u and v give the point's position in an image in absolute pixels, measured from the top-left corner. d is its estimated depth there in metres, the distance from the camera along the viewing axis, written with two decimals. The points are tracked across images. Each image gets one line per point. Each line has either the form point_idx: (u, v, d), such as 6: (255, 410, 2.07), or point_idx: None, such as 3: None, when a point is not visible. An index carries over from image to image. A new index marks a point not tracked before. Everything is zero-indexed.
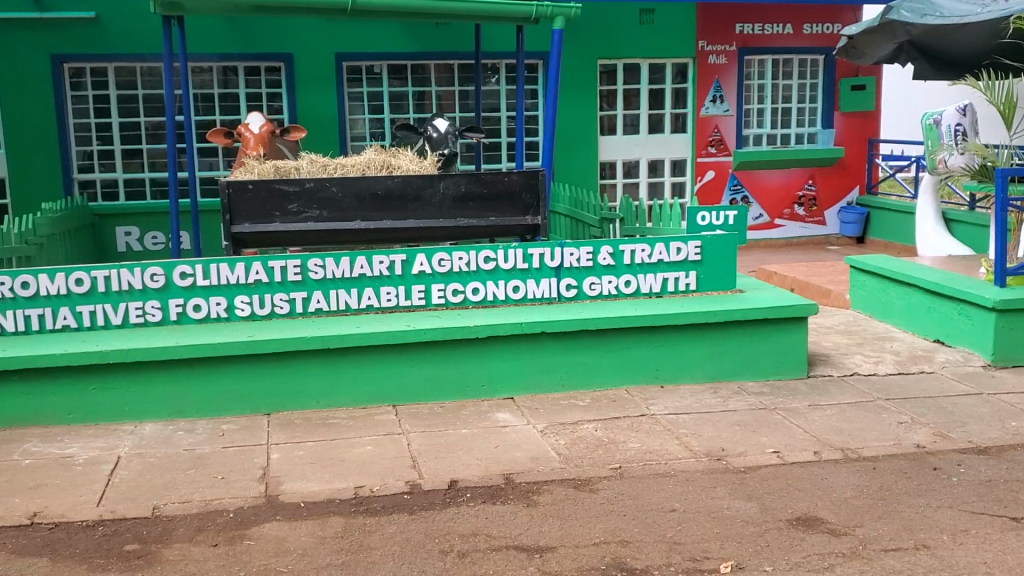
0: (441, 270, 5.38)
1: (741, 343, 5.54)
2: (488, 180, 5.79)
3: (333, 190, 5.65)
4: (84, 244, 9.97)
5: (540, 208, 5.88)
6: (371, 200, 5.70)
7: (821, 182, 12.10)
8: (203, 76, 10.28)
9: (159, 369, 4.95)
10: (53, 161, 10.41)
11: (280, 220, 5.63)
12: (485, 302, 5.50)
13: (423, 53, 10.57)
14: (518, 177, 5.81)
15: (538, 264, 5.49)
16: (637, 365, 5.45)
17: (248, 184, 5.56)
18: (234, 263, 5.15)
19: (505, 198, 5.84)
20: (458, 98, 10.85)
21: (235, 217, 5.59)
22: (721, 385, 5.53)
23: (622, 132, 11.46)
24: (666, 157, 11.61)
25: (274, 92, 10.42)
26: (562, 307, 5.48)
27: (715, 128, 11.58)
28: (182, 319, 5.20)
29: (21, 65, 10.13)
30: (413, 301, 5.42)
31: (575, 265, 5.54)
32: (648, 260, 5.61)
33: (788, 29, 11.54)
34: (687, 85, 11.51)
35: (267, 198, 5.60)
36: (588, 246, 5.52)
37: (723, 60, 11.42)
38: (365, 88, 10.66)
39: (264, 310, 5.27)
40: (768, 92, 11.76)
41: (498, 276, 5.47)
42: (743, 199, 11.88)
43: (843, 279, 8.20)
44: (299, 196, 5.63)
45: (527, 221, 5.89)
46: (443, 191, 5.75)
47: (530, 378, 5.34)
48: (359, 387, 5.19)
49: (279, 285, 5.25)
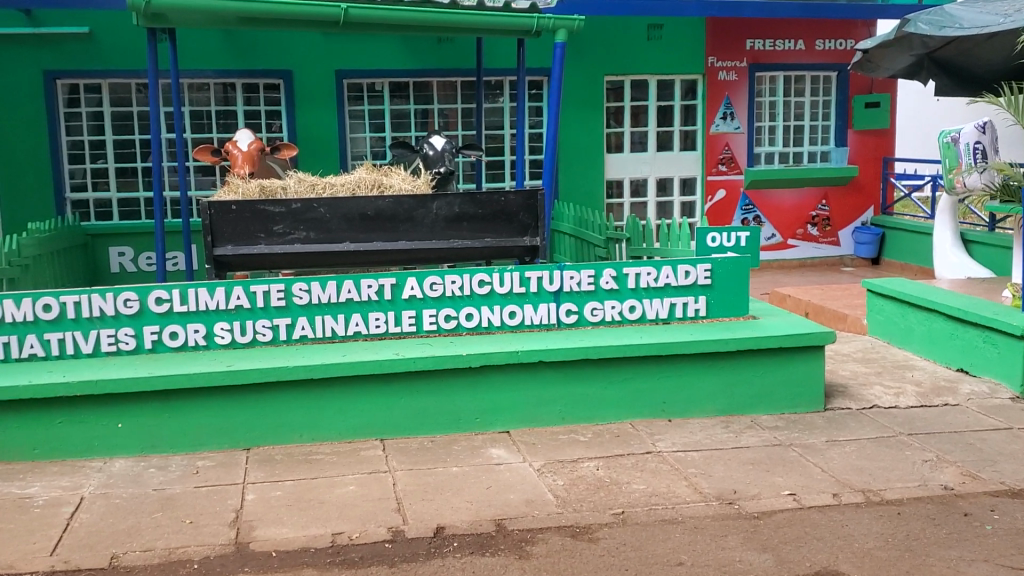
0: (433, 294, 5.06)
1: (753, 373, 5.21)
2: (483, 200, 5.49)
3: (321, 211, 5.34)
4: (75, 265, 9.71)
5: (539, 229, 5.58)
6: (360, 221, 5.39)
7: (834, 202, 11.77)
8: (198, 93, 10.00)
9: (131, 402, 4.64)
10: (44, 180, 10.19)
11: (265, 242, 5.32)
12: (481, 329, 5.18)
13: (424, 69, 10.29)
14: (515, 196, 5.51)
15: (536, 288, 5.16)
16: (642, 397, 5.12)
17: (231, 204, 5.25)
18: (214, 287, 4.84)
19: (502, 218, 5.53)
20: (461, 116, 10.56)
21: (218, 239, 5.28)
22: (733, 419, 5.18)
23: (629, 150, 11.17)
24: (676, 176, 11.31)
25: (273, 109, 10.15)
26: (562, 334, 5.15)
27: (726, 145, 11.28)
28: (158, 347, 4.89)
29: (12, 82, 9.95)
30: (404, 327, 5.09)
31: (576, 290, 5.21)
32: (654, 284, 5.27)
33: (800, 46, 11.25)
34: (697, 102, 11.22)
35: (251, 219, 5.29)
36: (589, 269, 5.18)
37: (733, 77, 11.13)
38: (366, 105, 10.38)
39: (245, 337, 4.95)
40: (780, 109, 11.46)
41: (494, 301, 5.14)
42: (755, 219, 11.54)
43: (859, 303, 7.86)
44: (285, 217, 5.32)
45: (525, 242, 5.58)
46: (436, 212, 5.45)
47: (528, 411, 5.00)
48: (345, 421, 4.86)
49: (261, 311, 4.93)
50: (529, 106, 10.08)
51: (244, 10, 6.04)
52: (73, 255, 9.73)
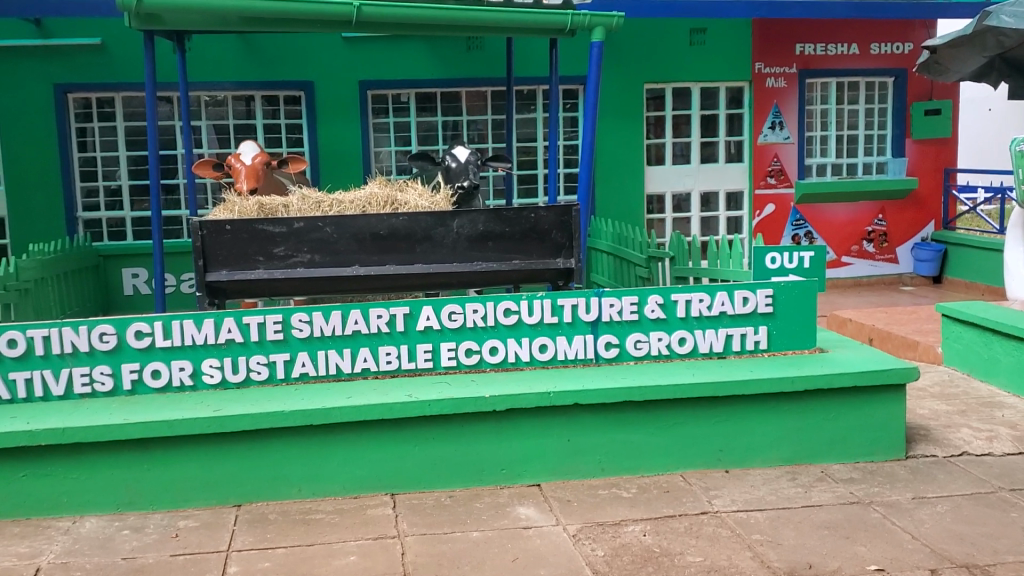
0: (452, 325, 4.42)
1: (821, 416, 4.50)
2: (511, 217, 4.83)
3: (327, 230, 4.71)
4: (84, 288, 9.23)
5: (574, 249, 4.91)
6: (371, 242, 4.76)
7: (892, 217, 10.97)
8: (216, 107, 9.52)
9: (104, 452, 4.04)
10: (54, 198, 9.72)
11: (264, 266, 4.71)
12: (507, 365, 4.52)
13: (452, 79, 9.69)
14: (547, 212, 4.85)
15: (570, 317, 4.49)
16: (693, 445, 4.43)
17: (225, 224, 4.64)
18: (201, 318, 4.23)
19: (531, 238, 4.87)
20: (492, 128, 9.93)
21: (210, 264, 4.68)
22: (799, 470, 4.47)
23: (671, 162, 10.52)
24: (721, 189, 10.61)
25: (294, 123, 9.61)
26: (601, 371, 4.48)
27: (775, 157, 10.55)
28: (138, 388, 4.29)
29: (23, 95, 9.51)
30: (418, 364, 4.45)
31: (616, 319, 4.53)
32: (707, 312, 4.58)
33: (854, 50, 10.51)
34: (743, 111, 10.53)
35: (248, 240, 4.68)
36: (632, 295, 4.50)
37: (782, 84, 10.42)
38: (390, 118, 9.81)
39: (238, 375, 4.33)
40: (833, 117, 10.73)
41: (522, 332, 4.48)
42: (806, 235, 10.78)
43: (929, 328, 7.09)
44: (286, 237, 4.70)
45: (559, 264, 4.91)
46: (456, 231, 4.80)
47: (561, 461, 4.33)
48: (350, 473, 4.21)
49: (255, 346, 4.31)
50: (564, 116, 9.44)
51: (247, 8, 5.47)
52: (83, 277, 9.25)
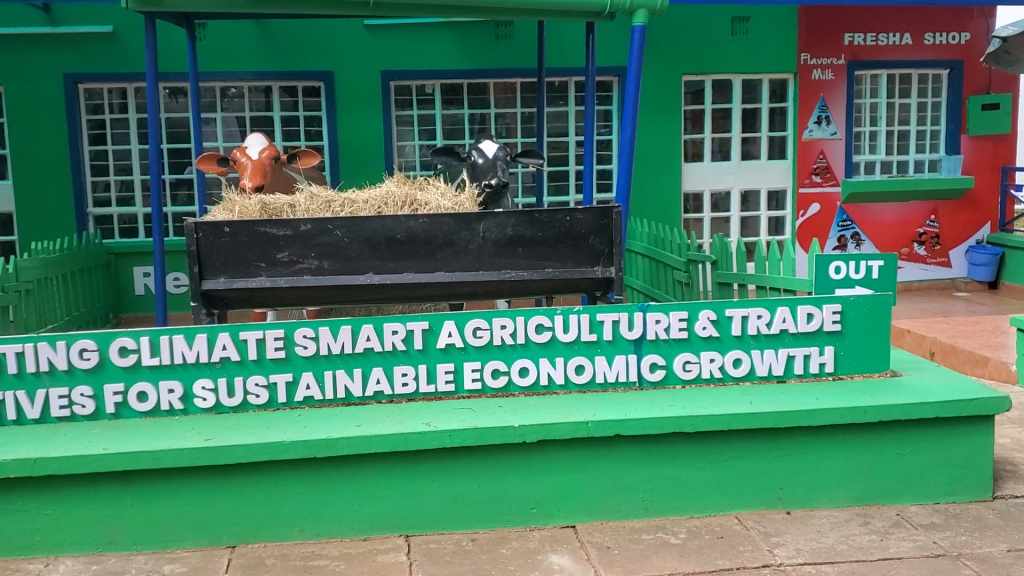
0: (477, 343, 3.90)
1: (897, 450, 3.94)
2: (544, 221, 4.30)
3: (337, 233, 4.21)
4: (93, 287, 8.82)
5: (614, 256, 4.37)
6: (386, 247, 4.25)
7: (944, 218, 10.33)
8: (233, 100, 9.08)
9: (81, 485, 3.56)
10: (63, 193, 9.29)
11: (266, 273, 4.21)
12: (538, 389, 4.00)
13: (480, 70, 9.15)
14: (584, 215, 4.31)
15: (610, 335, 3.96)
16: (750, 482, 3.89)
17: (223, 226, 4.16)
18: (193, 334, 3.75)
19: (566, 243, 4.34)
20: (521, 121, 9.42)
21: (206, 270, 4.19)
22: (871, 512, 3.92)
23: (710, 159, 9.97)
24: (763, 187, 10.04)
25: (313, 115, 9.14)
26: (646, 397, 3.95)
27: (821, 154, 9.95)
28: (123, 412, 3.81)
29: (33, 85, 9.09)
30: (438, 386, 3.94)
31: (662, 337, 3.99)
32: (766, 330, 4.04)
33: (907, 40, 9.86)
34: (787, 104, 9.94)
35: (248, 244, 4.19)
36: (681, 310, 3.96)
37: (829, 76, 9.81)
38: (414, 111, 9.30)
39: (234, 399, 3.84)
40: (884, 112, 10.10)
41: (556, 351, 3.96)
42: (853, 236, 10.18)
43: (998, 343, 6.49)
44: (291, 241, 4.20)
45: (597, 273, 4.38)
46: (482, 235, 4.28)
47: (600, 500, 3.80)
48: (359, 511, 3.70)
49: (254, 365, 3.82)
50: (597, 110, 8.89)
51: None
52: (92, 276, 8.84)
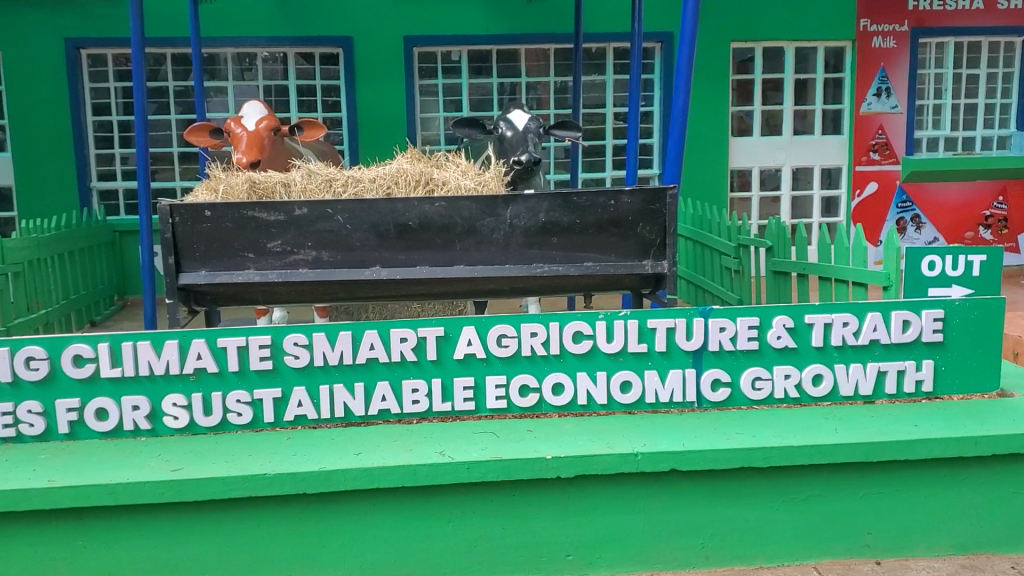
0: (502, 354, 3.26)
1: (1012, 490, 3.24)
2: (583, 206, 3.61)
3: (338, 219, 3.54)
4: (96, 267, 8.26)
5: (666, 248, 3.69)
6: (397, 236, 3.58)
7: (1014, 199, 9.48)
8: (243, 64, 8.45)
9: (23, 523, 2.94)
10: (66, 167, 8.71)
11: (254, 265, 3.57)
12: (576, 409, 3.33)
13: (511, 36, 8.45)
14: (631, 198, 3.61)
15: (663, 345, 3.29)
16: (832, 526, 3.20)
17: (203, 209, 3.50)
18: (162, 340, 3.12)
19: (611, 232, 3.65)
20: (554, 91, 8.73)
21: (183, 260, 3.55)
22: (979, 562, 3.22)
23: (760, 132, 9.32)
24: (817, 165, 9.37)
25: (330, 84, 8.52)
26: (705, 422, 3.27)
27: (880, 129, 9.23)
28: (79, 433, 3.19)
29: (32, 50, 8.47)
30: (455, 404, 3.29)
31: (727, 348, 3.32)
32: (852, 342, 3.36)
33: (978, 4, 9.02)
34: (843, 75, 9.22)
35: (233, 230, 3.53)
36: (750, 316, 3.30)
37: (891, 44, 9.04)
38: (439, 79, 8.64)
39: (211, 418, 3.21)
40: (950, 84, 9.29)
41: (598, 364, 3.29)
42: (912, 219, 9.40)
43: None
44: (284, 228, 3.54)
45: (646, 268, 3.70)
46: (510, 222, 3.61)
47: (650, 545, 3.14)
48: (358, 557, 3.06)
49: (235, 378, 3.19)
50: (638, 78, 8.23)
51: None
52: (95, 255, 8.28)
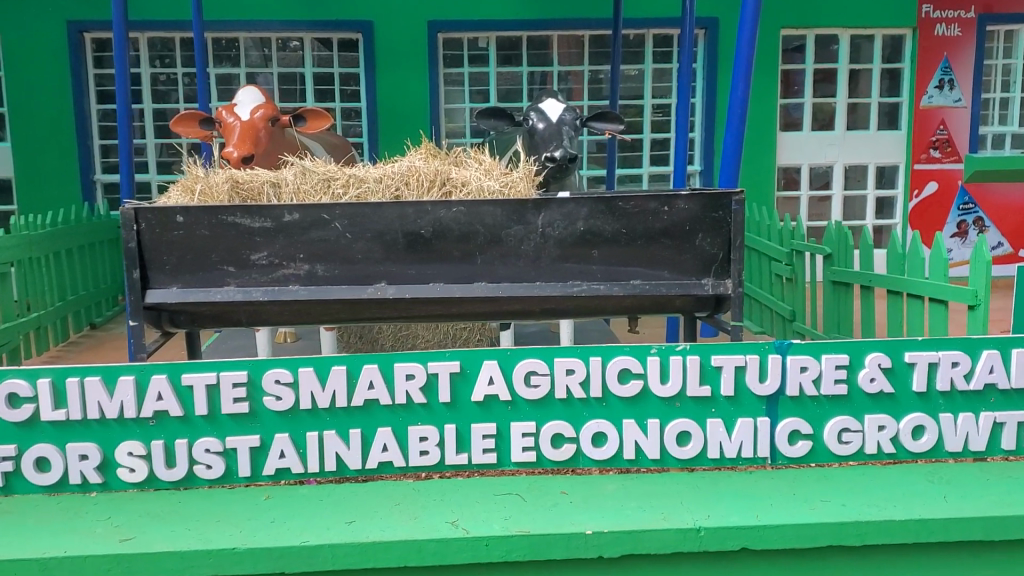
0: (531, 396, 2.66)
1: None
2: (631, 213, 2.99)
3: (336, 227, 2.95)
4: (100, 265, 7.79)
5: (731, 264, 3.07)
6: (406, 248, 2.98)
7: None
8: (256, 49, 8.22)
9: None
10: (68, 158, 8.21)
11: (236, 281, 2.98)
12: (621, 464, 2.72)
13: (542, 21, 8.12)
14: (690, 203, 3.00)
15: (729, 388, 2.68)
16: None
17: (175, 213, 2.92)
18: (116, 376, 2.56)
19: (664, 243, 3.03)
20: (589, 80, 8.43)
21: (151, 273, 2.97)
22: None
23: (810, 127, 8.74)
24: (871, 162, 8.78)
25: (350, 72, 8.28)
26: (781, 486, 2.65)
27: (941, 124, 8.60)
28: (16, 486, 2.61)
29: (30, 34, 7.95)
30: (473, 457, 2.69)
31: (807, 393, 2.70)
32: (962, 386, 2.72)
33: None
34: (903, 65, 8.58)
35: (210, 239, 2.95)
36: (837, 354, 2.68)
37: (956, 32, 8.38)
38: (465, 68, 8.35)
39: (175, 471, 2.63)
40: (1019, 75, 8.62)
41: (649, 411, 2.69)
42: (976, 221, 8.74)
43: None
44: (271, 236, 2.95)
45: (705, 288, 3.08)
46: (542, 231, 3.00)
47: None
48: None
49: (204, 423, 2.61)
50: (654, 67, 8.32)
51: None
52: (100, 252, 7.81)
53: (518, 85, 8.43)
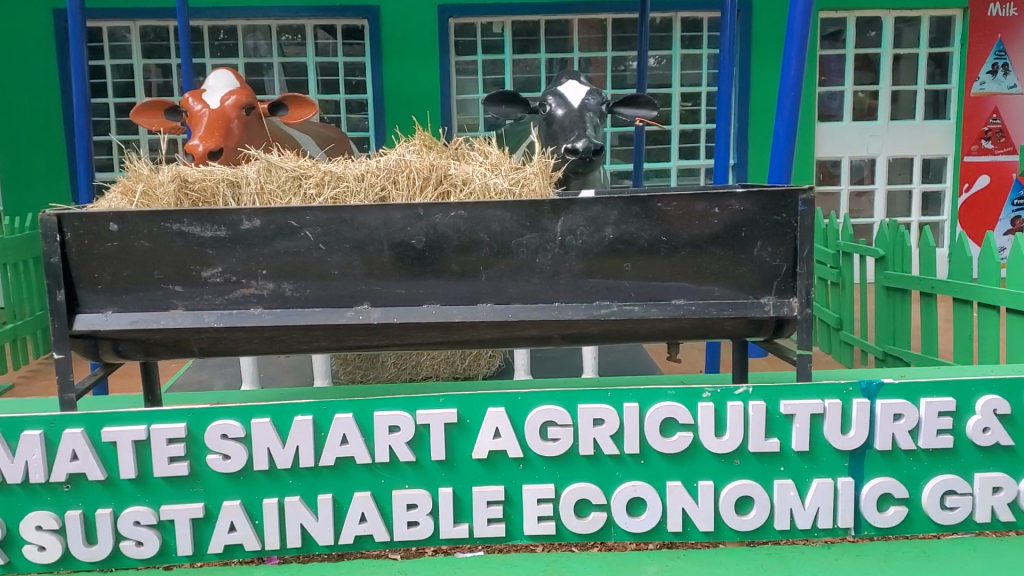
0: (548, 452, 2.10)
1: None
2: (672, 216, 2.42)
3: (306, 236, 2.38)
4: None
5: (797, 278, 2.48)
6: (393, 261, 2.41)
7: None
8: (256, 38, 7.69)
9: None
10: (57, 157, 7.68)
11: (184, 304, 2.42)
12: (665, 538, 2.16)
13: (562, 4, 7.59)
14: (745, 204, 2.42)
15: (802, 442, 2.11)
16: None
17: (107, 220, 2.35)
18: (19, 430, 2.03)
19: (715, 253, 2.45)
20: (611, 67, 7.87)
21: (79, 294, 2.41)
22: None
23: (851, 118, 8.11)
24: (917, 155, 8.17)
25: (355, 62, 7.73)
26: (869, 566, 2.05)
27: (994, 112, 7.99)
28: None
29: (14, 23, 7.44)
30: (478, 528, 2.14)
31: (904, 448, 2.13)
32: None
33: None
34: (953, 49, 7.95)
35: (152, 252, 2.38)
36: (943, 397, 2.11)
37: (1011, 11, 7.78)
38: (479, 55, 7.78)
39: (95, 549, 2.09)
40: None
41: (701, 470, 2.13)
42: None
43: None
44: (227, 247, 2.38)
45: (765, 307, 2.49)
46: (561, 239, 2.42)
47: None
48: None
49: (134, 488, 2.08)
50: (683, 53, 7.75)
51: None
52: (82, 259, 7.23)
53: (536, 73, 7.88)
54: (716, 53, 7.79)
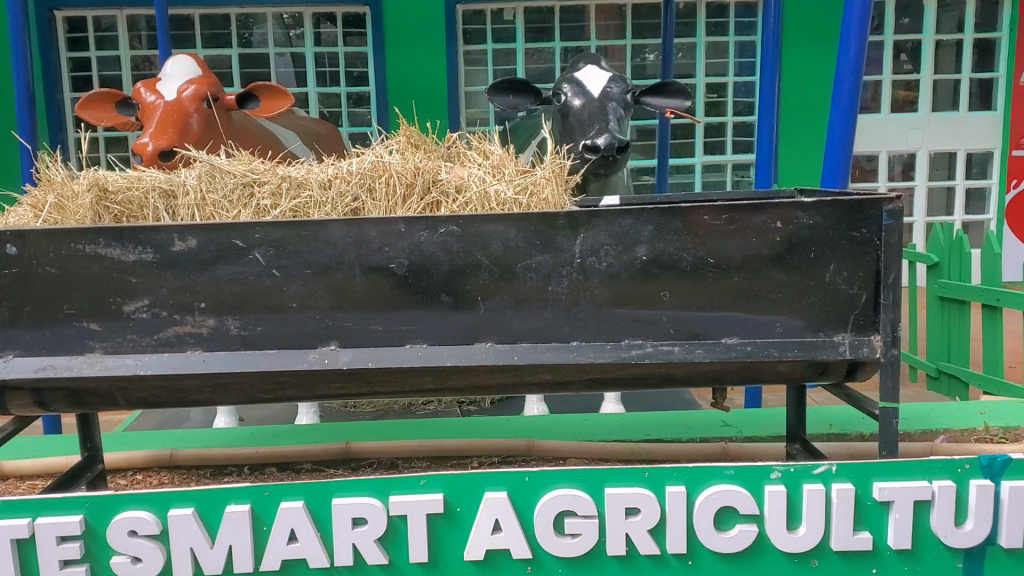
0: (564, 551, 1.86)
1: None
2: (721, 231, 1.90)
3: (255, 259, 1.87)
4: None
5: (880, 309, 1.95)
6: (366, 291, 1.90)
7: None
8: (252, 28, 7.20)
9: None
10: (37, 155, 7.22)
11: (102, 343, 1.91)
12: None
13: None
14: (816, 216, 1.90)
15: (881, 537, 1.89)
16: None
17: (3, 242, 1.85)
18: None
19: (778, 277, 1.93)
20: (631, 57, 7.39)
21: None
22: None
23: (889, 109, 7.55)
24: (961, 149, 7.62)
25: (356, 52, 7.23)
26: None
27: None
28: None
29: None
30: None
31: None
32: None
33: None
34: (1001, 34, 7.34)
35: (61, 281, 1.88)
36: None
37: None
38: (489, 43, 7.27)
39: None
40: None
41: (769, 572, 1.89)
42: None
43: None
44: (154, 273, 1.88)
45: (839, 346, 1.97)
46: (580, 261, 1.90)
47: None
48: None
49: None
50: (708, 41, 7.21)
51: None
52: None
53: (551, 63, 7.39)
54: (744, 40, 7.24)
